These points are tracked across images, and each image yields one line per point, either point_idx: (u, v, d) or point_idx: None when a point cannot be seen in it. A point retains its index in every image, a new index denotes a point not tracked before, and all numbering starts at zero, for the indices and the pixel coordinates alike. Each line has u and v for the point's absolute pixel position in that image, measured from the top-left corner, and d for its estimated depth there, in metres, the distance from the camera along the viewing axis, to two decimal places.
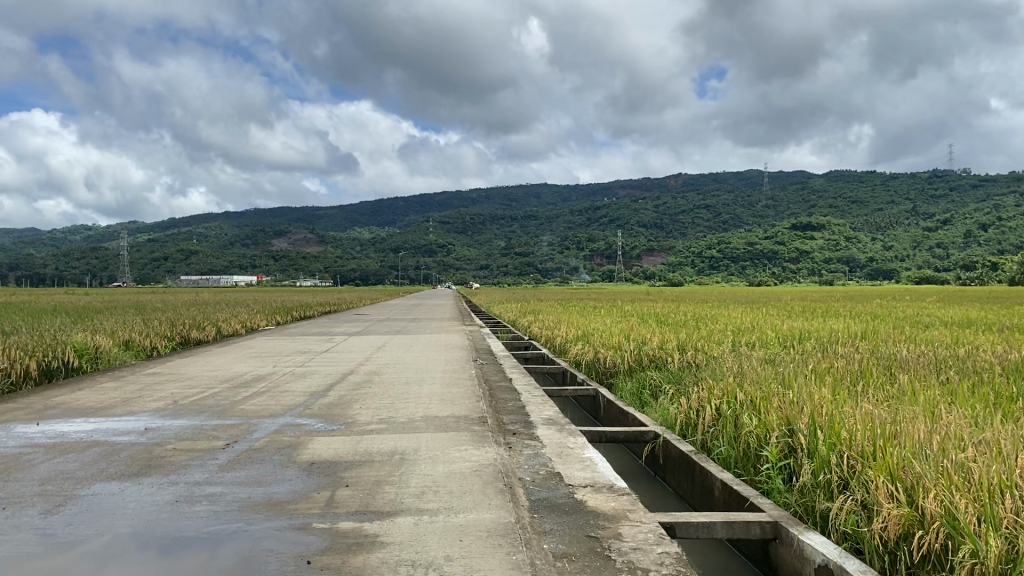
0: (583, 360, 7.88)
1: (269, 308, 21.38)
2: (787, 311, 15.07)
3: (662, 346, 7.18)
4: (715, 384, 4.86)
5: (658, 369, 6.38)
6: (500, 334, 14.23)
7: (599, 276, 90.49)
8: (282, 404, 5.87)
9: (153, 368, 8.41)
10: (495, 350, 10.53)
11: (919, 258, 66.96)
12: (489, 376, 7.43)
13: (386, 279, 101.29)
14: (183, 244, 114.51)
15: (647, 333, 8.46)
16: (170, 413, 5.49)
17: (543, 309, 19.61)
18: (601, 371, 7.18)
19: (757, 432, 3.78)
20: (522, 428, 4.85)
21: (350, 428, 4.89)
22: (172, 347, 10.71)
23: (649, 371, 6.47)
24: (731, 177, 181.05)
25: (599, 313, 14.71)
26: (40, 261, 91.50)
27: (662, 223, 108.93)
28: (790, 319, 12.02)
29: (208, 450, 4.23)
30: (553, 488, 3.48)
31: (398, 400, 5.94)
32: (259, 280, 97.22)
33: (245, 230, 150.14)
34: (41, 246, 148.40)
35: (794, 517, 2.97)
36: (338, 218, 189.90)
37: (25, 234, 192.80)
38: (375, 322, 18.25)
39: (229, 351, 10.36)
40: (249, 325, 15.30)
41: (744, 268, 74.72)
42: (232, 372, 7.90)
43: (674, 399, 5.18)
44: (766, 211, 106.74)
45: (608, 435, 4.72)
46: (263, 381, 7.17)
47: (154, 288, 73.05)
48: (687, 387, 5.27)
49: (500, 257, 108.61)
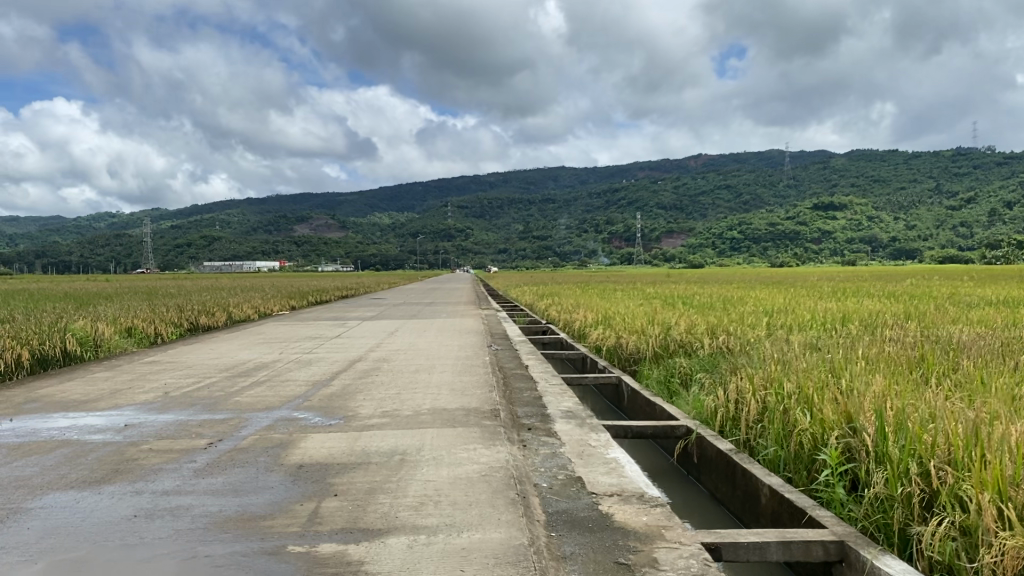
0: (605, 346, 7.40)
1: (284, 293, 21.02)
2: (817, 291, 14.45)
3: (691, 330, 6.68)
4: (757, 373, 4.36)
5: (688, 355, 5.89)
6: (518, 318, 13.75)
7: (618, 259, 89.86)
8: (278, 395, 5.40)
9: (155, 356, 7.99)
10: (511, 335, 10.10)
11: (942, 237, 65.77)
12: (504, 363, 6.93)
13: (406, 263, 101.10)
14: (204, 231, 114.89)
15: (673, 317, 7.96)
16: (155, 407, 5.02)
17: (561, 291, 19.12)
18: (623, 357, 6.70)
19: (810, 431, 3.28)
20: (537, 423, 4.36)
21: (349, 422, 4.40)
22: (178, 333, 10.28)
23: (677, 357, 5.97)
24: (751, 157, 179.02)
25: (620, 295, 14.23)
26: (64, 249, 92.13)
27: (682, 205, 107.81)
28: (824, 299, 11.42)
29: (186, 450, 3.76)
30: (574, 498, 2.99)
31: (407, 391, 5.46)
32: (280, 265, 97.48)
33: (266, 217, 150.55)
34: (65, 234, 149.48)
35: (864, 536, 2.46)
36: (358, 203, 189.95)
37: (49, 222, 194.23)
38: (391, 307, 17.83)
39: (237, 337, 9.92)
40: (263, 310, 14.94)
41: (766, 249, 73.85)
42: (235, 360, 7.48)
43: (707, 389, 4.69)
44: (787, 192, 105.46)
45: (634, 430, 4.24)
46: (264, 370, 6.71)
47: (176, 275, 73.20)
48: (722, 375, 4.78)
49: (519, 241, 108.17)
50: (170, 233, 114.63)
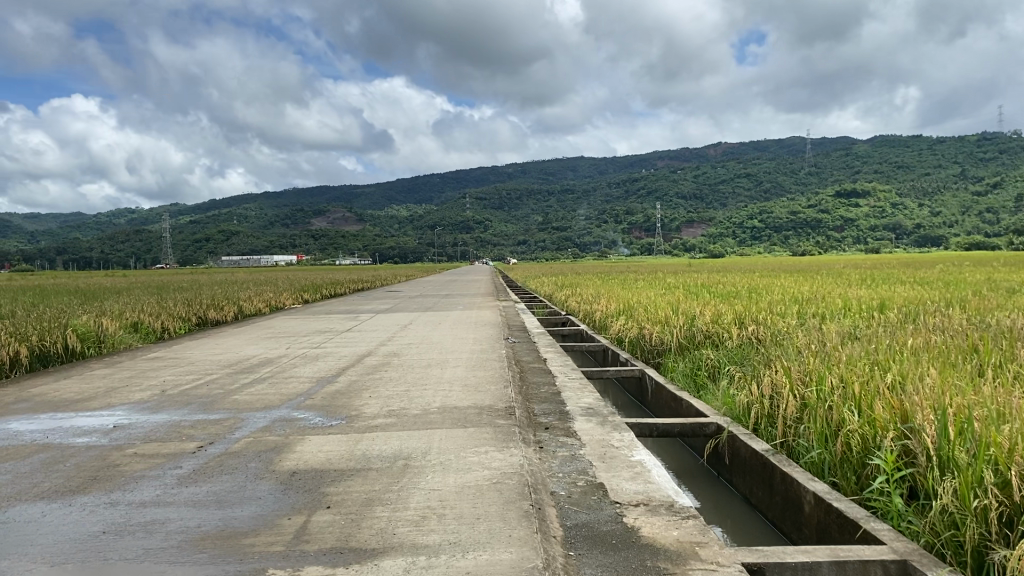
0: (627, 338, 7.07)
1: (299, 287, 20.75)
2: (846, 279, 13.96)
3: (720, 320, 6.31)
4: (794, 366, 4.00)
5: (716, 345, 5.55)
6: (537, 309, 13.38)
7: (638, 249, 89.17)
8: (282, 393, 5.12)
9: (161, 352, 7.73)
10: (529, 327, 9.76)
11: (967, 224, 64.54)
12: (520, 357, 6.59)
13: (425, 256, 100.88)
14: (225, 226, 115.16)
15: (698, 307, 7.60)
16: (148, 407, 4.74)
17: (581, 282, 18.72)
18: (647, 349, 6.35)
19: (861, 430, 2.92)
20: (556, 422, 4.04)
21: (352, 423, 4.09)
22: (186, 328, 10.03)
23: (705, 349, 5.61)
24: (770, 145, 177.05)
25: (642, 286, 13.83)
26: (87, 246, 92.74)
27: (702, 194, 106.74)
28: (855, 287, 10.98)
29: (173, 456, 3.48)
30: (595, 508, 2.66)
31: (417, 387, 5.15)
32: (300, 259, 97.63)
33: (285, 211, 150.89)
34: (88, 230, 150.57)
35: (932, 556, 2.12)
36: (377, 196, 190.09)
37: (71, 219, 195.91)
38: (407, 299, 17.51)
39: (247, 332, 9.67)
40: (276, 304, 14.68)
41: (787, 237, 72.94)
42: (242, 356, 7.20)
43: (739, 384, 4.35)
44: (808, 179, 104.22)
45: (660, 429, 3.92)
46: (270, 366, 6.43)
47: (198, 268, 73.49)
48: (756, 368, 4.42)
49: (537, 233, 107.72)
50: (191, 228, 115.13)
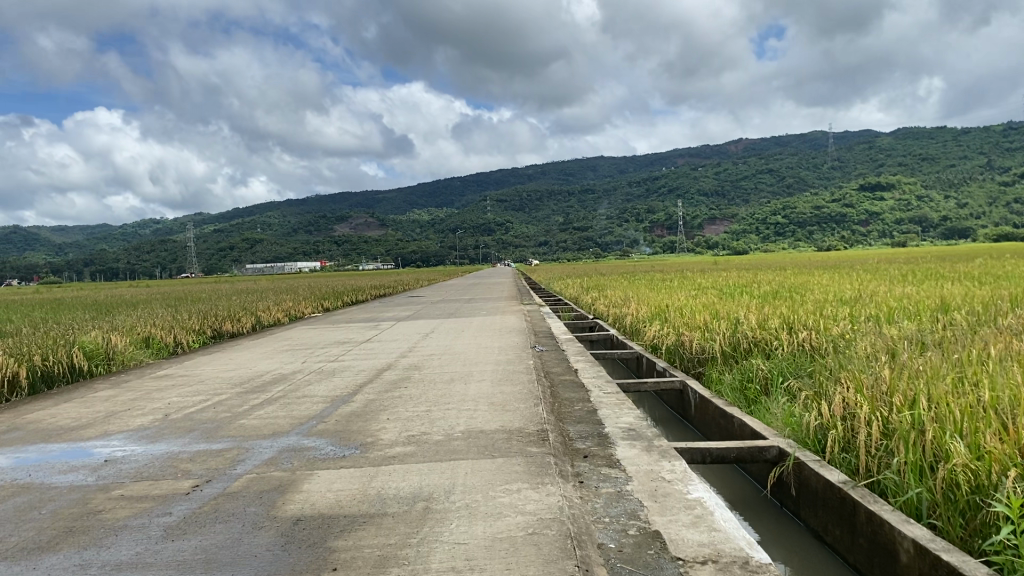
0: (663, 345, 6.62)
1: (319, 294, 20.48)
2: (884, 275, 13.32)
3: (768, 324, 5.85)
4: (866, 381, 3.52)
5: (769, 353, 5.08)
6: (562, 313, 12.92)
7: (660, 247, 88.40)
8: (293, 415, 4.69)
9: (171, 369, 7.36)
10: (556, 333, 9.31)
11: (995, 215, 63.18)
12: (548, 369, 6.13)
13: (447, 259, 100.71)
14: (248, 234, 115.74)
15: (737, 310, 7.12)
16: (146, 436, 4.31)
17: (605, 284, 18.22)
18: (686, 358, 5.89)
19: (970, 464, 2.44)
20: (596, 448, 3.57)
21: (366, 453, 3.64)
22: (200, 341, 9.70)
23: (754, 359, 5.14)
24: (792, 140, 175.10)
25: (670, 286, 13.33)
26: (114, 257, 93.57)
27: (723, 190, 105.66)
28: (899, 284, 10.35)
29: (163, 499, 3.06)
30: (656, 570, 2.20)
31: (440, 406, 4.71)
32: (323, 265, 97.87)
33: (308, 218, 151.54)
34: (114, 241, 151.82)
35: None
36: (398, 200, 190.35)
37: (98, 230, 198.26)
38: (430, 305, 17.16)
39: (263, 345, 9.29)
40: (294, 313, 14.34)
41: (811, 233, 71.86)
42: (257, 372, 6.80)
43: (802, 401, 3.87)
44: (831, 174, 102.97)
45: (716, 454, 3.47)
46: (284, 383, 6.01)
47: (222, 276, 73.78)
48: (817, 384, 3.95)
49: (559, 234, 107.24)
50: (216, 237, 115.81)
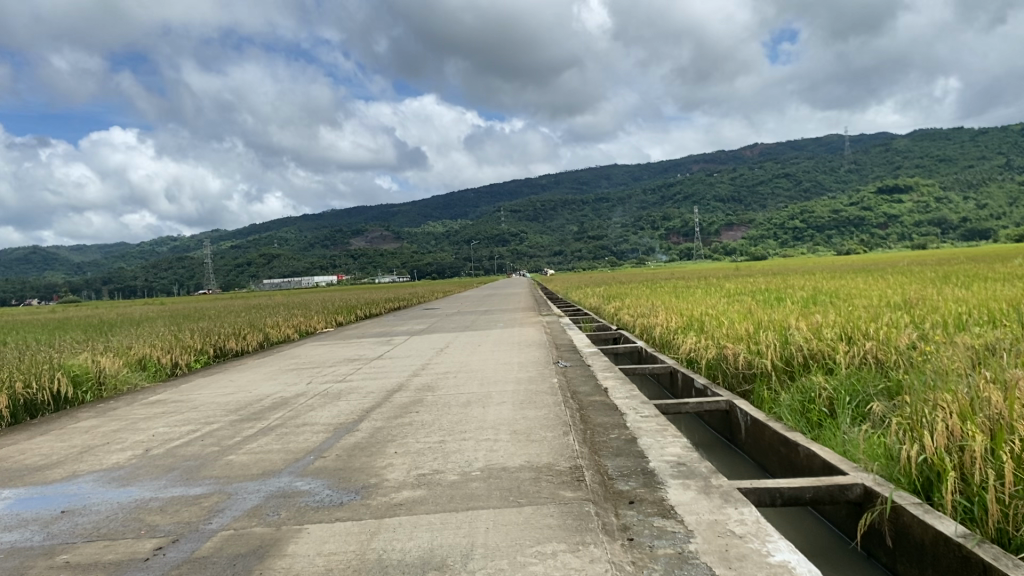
0: (700, 360, 6.05)
1: (331, 308, 19.94)
2: (922, 278, 12.64)
3: (825, 333, 5.27)
4: (967, 408, 2.90)
5: (832, 367, 4.50)
6: (582, 324, 12.33)
7: (676, 255, 87.60)
8: (287, 450, 4.11)
9: (166, 394, 6.79)
10: (579, 346, 8.72)
11: (1016, 215, 62.01)
12: (576, 388, 5.53)
13: (463, 271, 100.22)
14: (265, 249, 115.73)
15: (782, 318, 6.50)
16: (119, 478, 3.74)
17: (626, 292, 17.59)
18: (732, 375, 5.30)
19: None
20: (642, 491, 2.97)
21: (367, 500, 3.05)
22: (201, 362, 9.18)
23: (813, 375, 4.52)
24: (807, 145, 173.83)
25: (696, 294, 12.69)
26: (132, 274, 93.82)
27: (739, 196, 104.69)
28: (944, 287, 9.65)
29: (116, 568, 2.48)
30: None
31: (454, 437, 4.09)
32: (340, 279, 97.70)
33: (324, 233, 151.83)
34: (133, 258, 152.34)
35: None
36: (413, 212, 190.35)
37: (116, 249, 199.59)
38: (445, 317, 16.58)
39: (267, 364, 8.67)
40: (304, 328, 13.80)
41: (829, 237, 70.92)
42: (258, 396, 6.22)
43: (887, 429, 3.24)
44: (847, 177, 101.89)
45: (790, 496, 2.87)
46: (283, 409, 5.43)
47: (239, 292, 73.59)
48: (903, 405, 3.33)
49: (574, 243, 106.63)
50: (233, 253, 115.91)
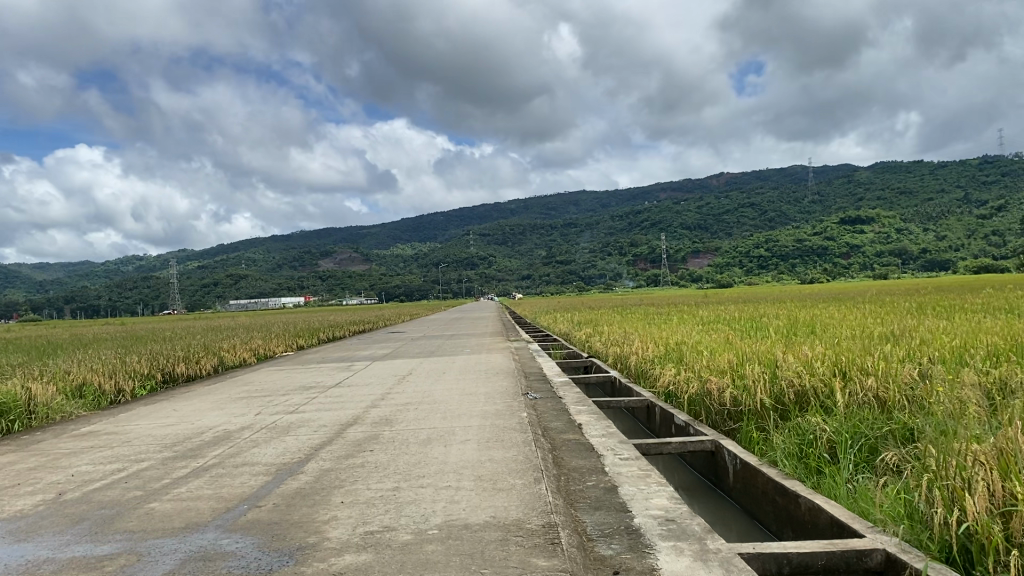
0: (679, 395, 5.62)
1: (292, 331, 19.26)
2: (895, 308, 12.37)
3: (818, 367, 4.89)
4: (999, 471, 2.48)
5: (833, 404, 4.10)
6: (552, 351, 11.89)
7: (643, 281, 87.84)
8: (218, 498, 3.59)
9: (99, 425, 6.19)
10: (549, 375, 8.26)
11: (974, 247, 62.95)
12: (548, 425, 5.05)
13: (432, 293, 99.64)
14: (231, 269, 114.27)
15: (766, 351, 6.09)
16: (17, 532, 3.20)
17: (598, 318, 17.21)
18: (717, 414, 4.86)
19: None
20: (629, 559, 2.51)
21: (299, 567, 2.56)
22: (148, 388, 8.55)
23: (810, 415, 4.08)
24: (772, 175, 176.32)
25: (669, 321, 12.31)
26: (94, 292, 92.15)
27: (706, 225, 105.55)
28: (922, 318, 9.35)
29: None
30: None
31: (411, 484, 3.60)
32: (306, 301, 96.68)
33: (291, 255, 150.59)
34: (95, 278, 149.60)
35: None
36: (382, 235, 189.61)
37: (80, 267, 196.38)
38: (409, 342, 16.01)
39: (217, 391, 8.08)
40: (262, 353, 13.15)
41: (793, 265, 71.63)
42: (200, 429, 5.66)
43: (903, 490, 2.83)
44: (811, 207, 103.22)
45: (797, 560, 2.44)
46: (223, 446, 4.88)
47: (203, 313, 72.31)
48: (920, 462, 2.91)
49: (543, 268, 106.64)
50: (198, 273, 114.23)
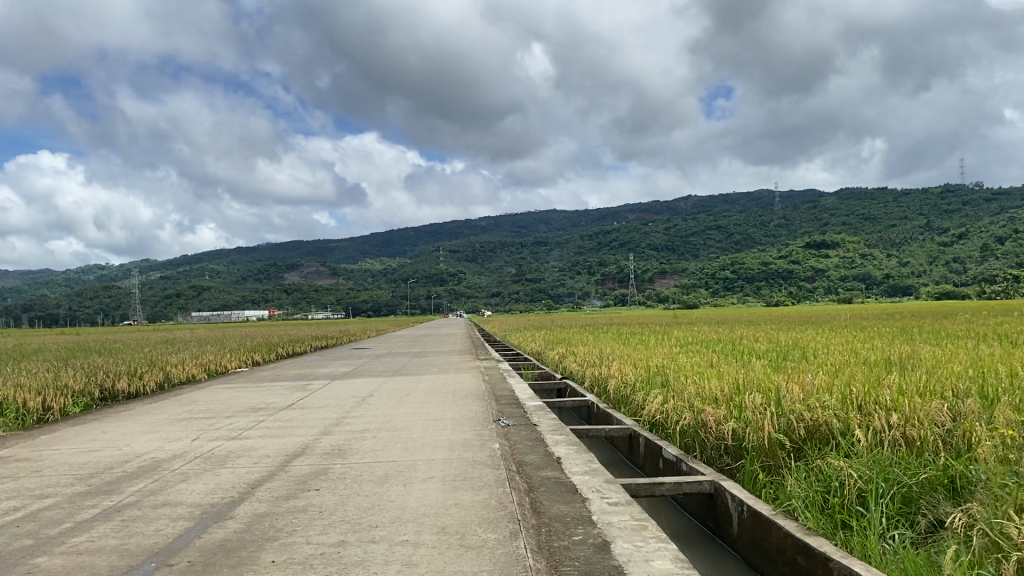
0: (668, 426, 5.05)
1: (248, 346, 18.40)
2: (880, 333, 11.86)
3: (832, 398, 4.36)
4: None
5: (855, 443, 3.58)
6: (525, 371, 11.24)
7: (611, 300, 87.71)
8: (122, 552, 2.91)
9: (14, 450, 5.46)
10: (522, 398, 7.63)
11: (935, 273, 63.48)
12: (521, 459, 4.43)
13: (399, 308, 98.59)
14: (195, 280, 112.09)
15: (761, 377, 5.51)
16: None
17: (571, 337, 16.57)
18: (716, 450, 4.29)
19: None
20: None
21: None
22: (80, 405, 7.75)
23: (829, 458, 3.50)
24: (740, 198, 177.81)
25: (646, 342, 11.75)
26: (53, 300, 89.96)
27: (674, 246, 105.91)
28: (911, 345, 8.84)
29: None
30: None
31: (360, 536, 2.98)
32: (271, 314, 95.15)
33: (258, 267, 148.82)
34: (55, 286, 146.09)
35: None
36: (350, 249, 188.24)
37: (40, 274, 192.16)
38: (373, 359, 15.26)
39: (156, 412, 7.31)
40: (213, 368, 12.32)
41: (759, 288, 71.83)
42: (126, 457, 4.95)
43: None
44: (778, 231, 103.98)
45: None
46: (146, 480, 4.19)
47: (164, 325, 70.58)
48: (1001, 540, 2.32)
49: (512, 285, 106.23)
50: (162, 283, 112.01)
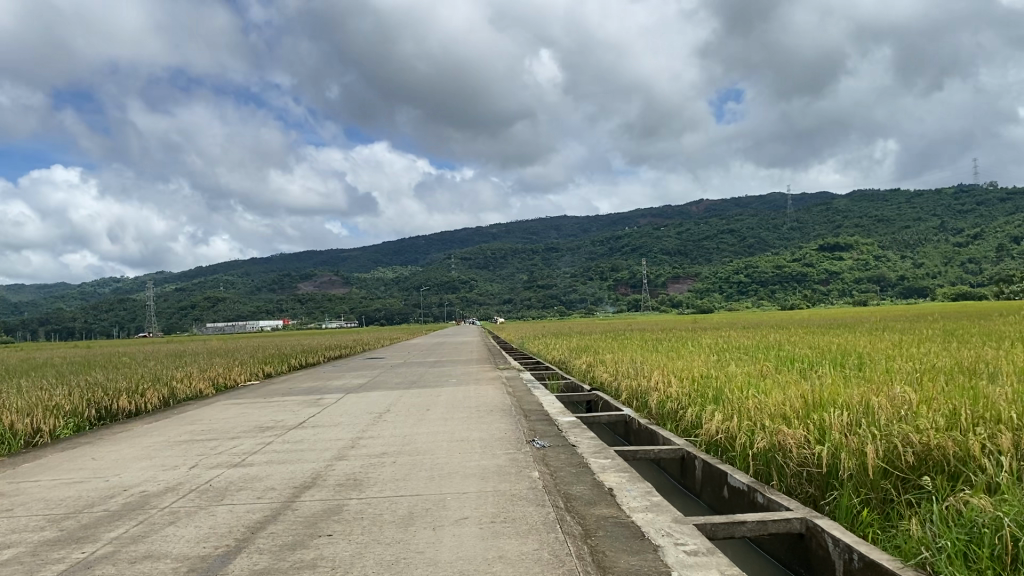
0: (736, 449, 4.34)
1: (257, 357, 17.79)
2: (923, 335, 11.13)
3: (939, 417, 3.70)
4: None
5: (999, 479, 2.90)
6: (549, 381, 10.56)
7: (624, 306, 86.98)
8: None
9: None
10: (555, 414, 6.95)
11: (951, 274, 62.46)
12: (568, 494, 3.74)
13: (412, 317, 98.13)
14: (210, 292, 112.01)
15: (836, 392, 4.83)
16: None
17: (593, 344, 15.85)
18: (805, 484, 3.56)
19: None
20: None
21: None
22: (74, 426, 7.14)
23: (967, 497, 2.79)
24: (752, 202, 176.69)
25: (678, 349, 11.04)
26: (67, 314, 89.91)
27: (686, 250, 105.14)
28: (969, 348, 8.11)
29: None
30: None
31: None
32: (284, 324, 94.86)
33: (271, 277, 149.00)
34: (71, 299, 146.37)
35: None
36: (362, 258, 188.10)
37: (56, 288, 192.77)
38: (388, 369, 14.64)
39: (153, 433, 6.69)
40: (221, 383, 11.72)
41: (773, 291, 70.83)
42: (112, 490, 4.33)
43: None
44: (790, 234, 103.08)
45: None
46: (128, 523, 3.54)
47: (178, 337, 70.32)
48: None
49: (524, 292, 105.64)
50: (176, 296, 111.91)
